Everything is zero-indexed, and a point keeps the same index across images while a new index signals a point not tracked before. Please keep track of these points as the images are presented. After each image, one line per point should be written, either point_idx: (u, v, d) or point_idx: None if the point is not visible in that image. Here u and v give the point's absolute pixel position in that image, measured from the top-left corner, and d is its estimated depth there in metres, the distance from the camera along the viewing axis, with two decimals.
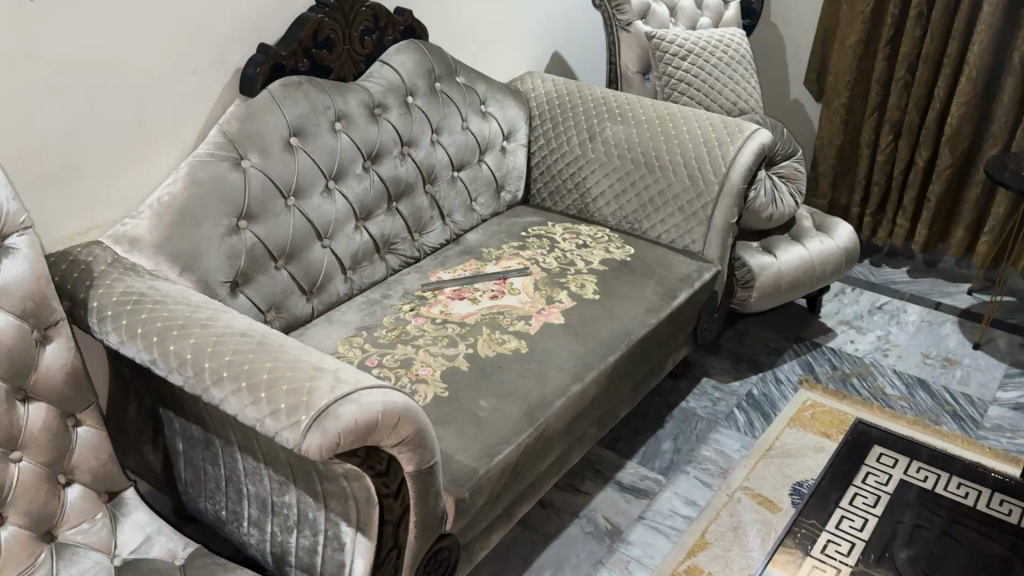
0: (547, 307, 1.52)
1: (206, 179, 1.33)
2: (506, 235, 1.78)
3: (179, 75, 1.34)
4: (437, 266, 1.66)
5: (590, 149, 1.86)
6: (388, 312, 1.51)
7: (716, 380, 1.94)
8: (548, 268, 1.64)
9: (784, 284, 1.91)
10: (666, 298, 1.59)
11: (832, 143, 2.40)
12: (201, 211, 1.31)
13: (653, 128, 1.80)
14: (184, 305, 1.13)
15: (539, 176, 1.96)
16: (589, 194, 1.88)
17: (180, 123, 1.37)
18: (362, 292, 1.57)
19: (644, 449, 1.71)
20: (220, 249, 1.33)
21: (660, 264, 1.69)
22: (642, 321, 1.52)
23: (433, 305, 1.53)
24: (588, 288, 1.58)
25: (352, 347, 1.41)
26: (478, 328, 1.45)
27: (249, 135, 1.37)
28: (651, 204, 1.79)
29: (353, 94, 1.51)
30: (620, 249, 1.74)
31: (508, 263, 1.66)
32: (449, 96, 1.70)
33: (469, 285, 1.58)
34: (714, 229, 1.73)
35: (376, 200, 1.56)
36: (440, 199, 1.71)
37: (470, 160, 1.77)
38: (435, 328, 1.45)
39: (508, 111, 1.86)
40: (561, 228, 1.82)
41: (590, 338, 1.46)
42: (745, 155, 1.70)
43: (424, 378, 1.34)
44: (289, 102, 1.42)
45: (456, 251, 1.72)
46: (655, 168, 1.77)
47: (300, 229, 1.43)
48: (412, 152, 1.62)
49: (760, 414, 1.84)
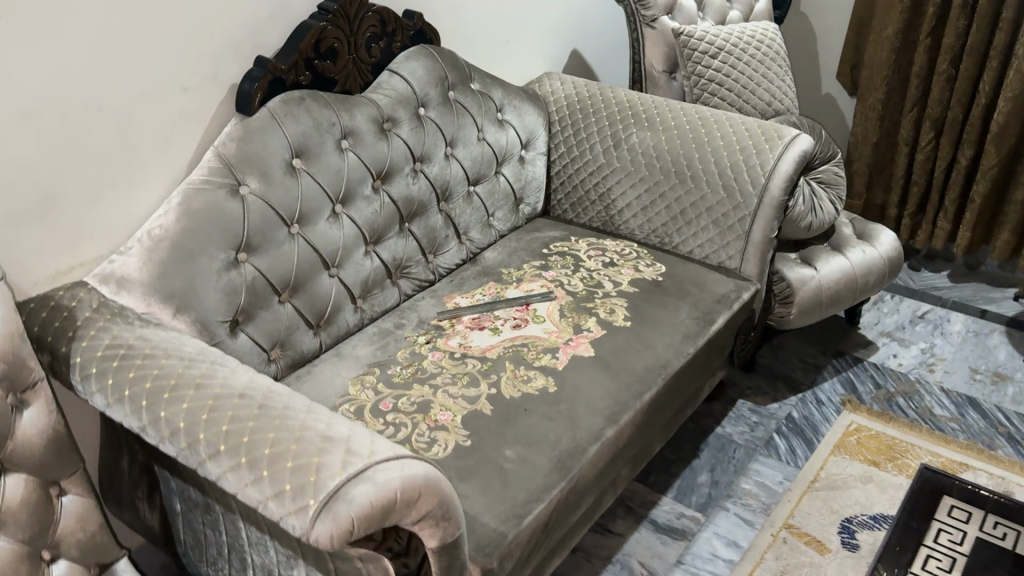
0: (575, 337, 1.40)
1: (201, 209, 1.21)
2: (527, 252, 1.65)
3: (169, 93, 1.21)
4: (454, 290, 1.54)
5: (615, 158, 1.72)
6: (402, 345, 1.39)
7: (753, 402, 1.82)
8: (574, 290, 1.52)
9: (824, 299, 1.78)
10: (704, 323, 1.47)
11: (868, 140, 2.26)
12: (197, 245, 1.19)
13: (683, 135, 1.66)
14: (177, 358, 1.01)
15: (560, 187, 1.83)
16: (613, 205, 1.74)
17: (170, 147, 1.24)
18: (374, 322, 1.46)
19: (679, 484, 1.60)
20: (218, 286, 1.21)
21: (694, 284, 1.56)
22: (679, 351, 1.40)
23: (452, 335, 1.41)
24: (619, 314, 1.46)
25: (364, 388, 1.29)
26: (502, 363, 1.33)
27: (247, 159, 1.25)
28: (683, 217, 1.66)
29: (361, 108, 1.38)
30: (650, 266, 1.61)
31: (530, 286, 1.53)
32: (463, 105, 1.57)
33: (489, 313, 1.46)
34: (752, 244, 1.60)
35: (387, 222, 1.43)
36: (455, 217, 1.58)
37: (487, 173, 1.64)
38: (455, 364, 1.33)
39: (526, 119, 1.73)
40: (586, 243, 1.69)
41: (623, 372, 1.33)
42: (786, 164, 1.57)
43: (444, 425, 1.22)
44: (291, 120, 1.29)
45: (474, 273, 1.59)
46: (687, 178, 1.64)
47: (305, 259, 1.31)
48: (426, 168, 1.49)
49: (801, 440, 1.72)
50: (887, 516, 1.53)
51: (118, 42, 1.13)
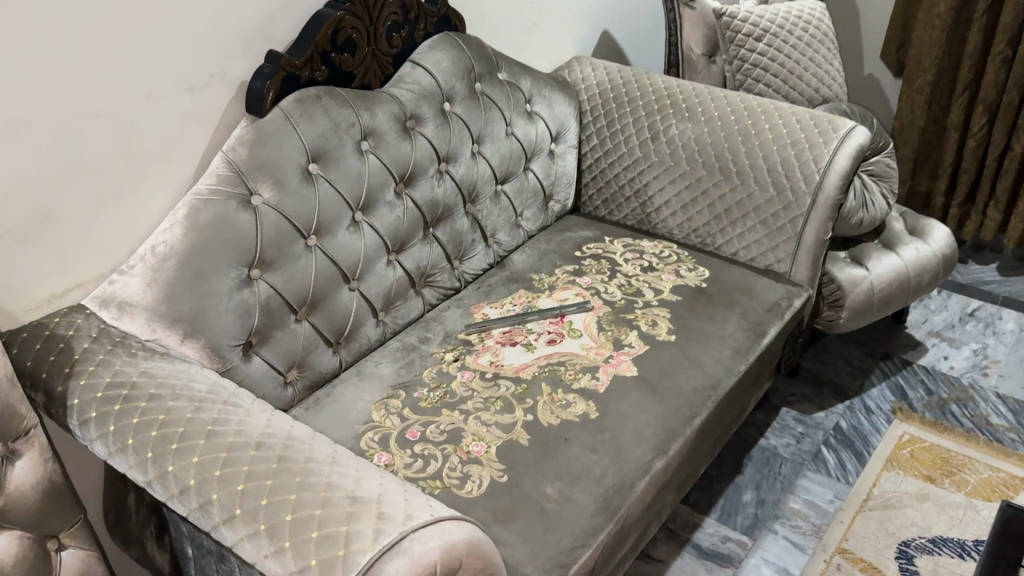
0: (616, 353, 1.29)
1: (209, 222, 1.10)
2: (558, 255, 1.54)
3: (173, 94, 1.10)
4: (482, 299, 1.43)
5: (653, 152, 1.60)
6: (428, 364, 1.29)
7: (797, 411, 1.71)
8: (612, 299, 1.41)
9: (875, 301, 1.66)
10: (754, 336, 1.35)
11: (915, 125, 2.13)
12: (205, 263, 1.09)
13: (728, 127, 1.54)
14: (186, 399, 0.91)
15: (592, 182, 1.71)
16: (650, 202, 1.63)
17: (176, 153, 1.13)
18: (398, 337, 1.35)
19: (722, 503, 1.50)
20: (228, 308, 1.10)
21: (741, 290, 1.45)
22: (729, 369, 1.29)
23: (482, 352, 1.30)
24: (662, 326, 1.35)
25: (389, 413, 1.19)
26: (538, 385, 1.22)
27: (259, 166, 1.14)
28: (727, 216, 1.54)
29: (382, 104, 1.27)
30: (693, 271, 1.49)
31: (564, 295, 1.42)
32: (491, 98, 1.44)
33: (521, 325, 1.35)
34: (804, 246, 1.48)
35: (411, 228, 1.32)
36: (483, 219, 1.47)
37: (516, 170, 1.52)
38: (486, 387, 1.23)
39: (557, 109, 1.61)
40: (621, 244, 1.57)
41: (670, 394, 1.22)
42: (842, 159, 1.45)
43: (477, 457, 1.11)
44: (307, 122, 1.18)
45: (502, 279, 1.48)
46: (732, 173, 1.52)
47: (323, 273, 1.20)
48: (451, 168, 1.37)
49: (849, 453, 1.62)
50: (947, 539, 1.43)
51: (115, 40, 1.02)
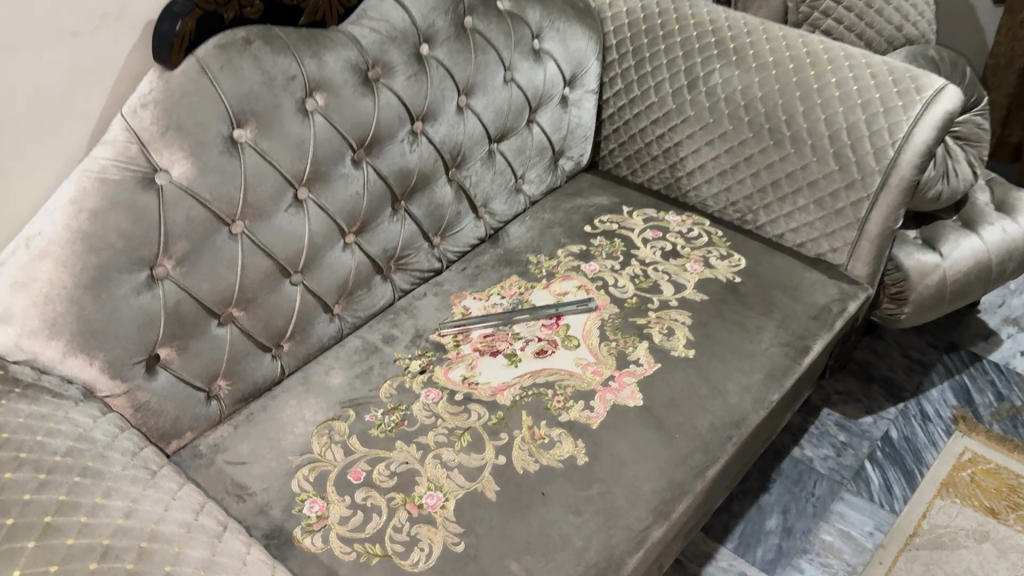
0: (619, 374, 1.04)
1: (101, 210, 0.86)
2: (564, 230, 1.28)
3: (50, 41, 0.84)
4: (464, 287, 1.19)
5: (688, 103, 1.31)
6: (389, 374, 1.06)
7: (841, 414, 1.47)
8: (622, 296, 1.16)
9: (947, 294, 1.38)
10: (793, 355, 1.10)
11: (1014, 66, 1.78)
12: (94, 263, 0.85)
13: (783, 78, 1.23)
14: (29, 470, 0.69)
15: (613, 134, 1.42)
16: (681, 165, 1.35)
17: (63, 116, 0.88)
18: (357, 334, 1.12)
19: (741, 530, 1.29)
20: (125, 317, 0.88)
21: (783, 288, 1.19)
22: (759, 400, 1.04)
23: (455, 363, 1.06)
24: (679, 336, 1.10)
25: (331, 442, 0.97)
26: (518, 414, 0.99)
27: (165, 135, 0.88)
28: (774, 190, 1.26)
29: (336, 50, 0.99)
30: (725, 258, 1.23)
31: (563, 286, 1.17)
32: (485, 35, 1.16)
33: (507, 327, 1.11)
34: (866, 236, 1.20)
35: (373, 205, 1.07)
36: (471, 187, 1.21)
37: (517, 125, 1.25)
38: (454, 413, 1.00)
39: (574, 46, 1.31)
40: (640, 218, 1.31)
41: (681, 435, 0.98)
42: (926, 129, 1.14)
43: (430, 515, 0.89)
44: (230, 75, 0.91)
45: (492, 260, 1.23)
46: (785, 138, 1.23)
47: (252, 267, 0.97)
48: (429, 128, 1.11)
49: (897, 472, 1.38)
50: None
51: None
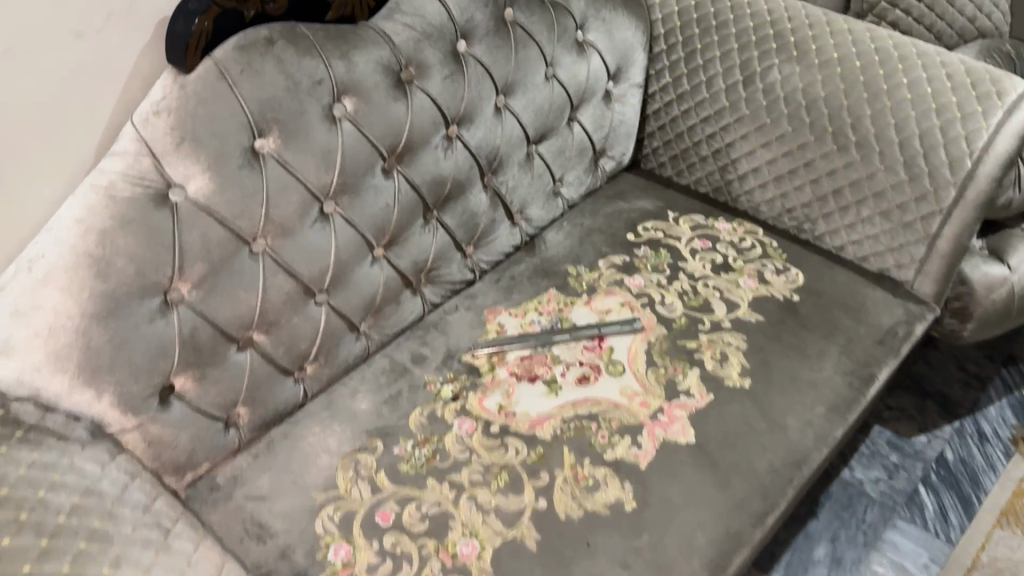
0: (668, 406, 0.96)
1: (111, 232, 0.78)
2: (605, 238, 1.20)
3: (52, 43, 0.76)
4: (499, 301, 1.11)
5: (742, 101, 1.21)
6: (419, 400, 0.98)
7: (893, 432, 1.39)
8: (670, 315, 1.07)
9: (1012, 309, 1.30)
10: (856, 386, 1.01)
11: None
12: (103, 290, 0.78)
13: (849, 77, 1.13)
14: (30, 535, 0.62)
15: (658, 131, 1.33)
16: (733, 167, 1.25)
17: (68, 126, 0.80)
18: (384, 353, 1.05)
19: (788, 560, 1.21)
20: (137, 347, 0.80)
21: (844, 308, 1.10)
22: (821, 437, 0.96)
23: (490, 389, 0.99)
24: (733, 363, 1.02)
25: (357, 478, 0.90)
26: (560, 450, 0.92)
27: (179, 147, 0.81)
28: (835, 199, 1.17)
29: (366, 50, 0.90)
30: (781, 273, 1.14)
31: (606, 302, 1.09)
32: (526, 29, 1.06)
33: (546, 349, 1.03)
34: (935, 252, 1.11)
35: (404, 217, 0.99)
36: (508, 193, 1.13)
37: (557, 124, 1.16)
38: (490, 448, 0.92)
39: (619, 37, 1.21)
40: (687, 226, 1.22)
41: (737, 477, 0.90)
42: (1007, 138, 1.04)
43: (465, 566, 0.82)
44: (250, 79, 0.83)
45: (529, 271, 1.15)
46: (849, 143, 1.13)
47: (274, 288, 0.89)
48: (465, 132, 1.02)
49: (953, 497, 1.30)
50: None
51: None
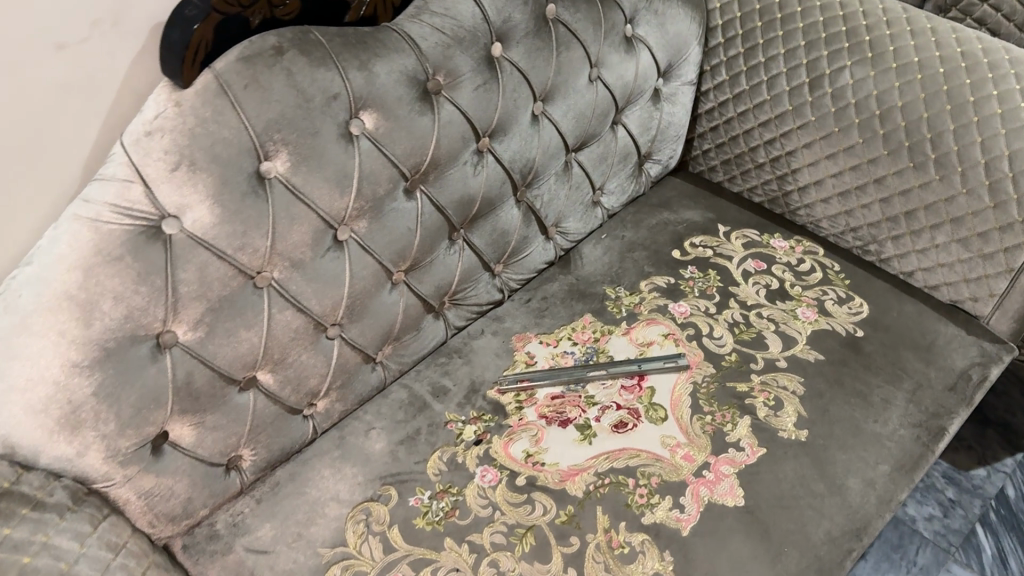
0: (715, 461, 0.87)
1: (96, 270, 0.69)
2: (648, 255, 1.09)
3: (29, 56, 0.66)
4: (529, 326, 1.01)
5: (807, 106, 1.09)
6: (438, 441, 0.90)
7: (949, 463, 1.30)
8: (718, 350, 0.97)
9: None
10: (924, 441, 0.91)
11: None
12: (87, 336, 0.69)
13: (931, 85, 1.00)
14: None
15: (709, 132, 1.21)
16: (792, 178, 1.14)
17: (51, 146, 0.71)
18: (402, 383, 0.96)
19: None
20: (126, 397, 0.72)
21: (913, 347, 0.99)
22: (884, 502, 0.86)
23: (517, 434, 0.90)
24: (788, 410, 0.92)
25: (368, 533, 0.82)
26: (592, 511, 0.83)
27: (174, 173, 0.71)
28: (908, 221, 1.05)
29: (390, 58, 0.79)
30: (843, 304, 1.03)
31: (648, 331, 0.99)
32: (570, 27, 0.94)
33: (580, 387, 0.94)
34: (1019, 289, 0.99)
35: (426, 240, 0.89)
36: (543, 207, 1.02)
37: (600, 129, 1.05)
38: (515, 504, 0.84)
39: (672, 30, 1.08)
40: (739, 243, 1.11)
41: (789, 550, 0.81)
42: None
43: None
44: (256, 95, 0.73)
45: (563, 292, 1.05)
46: (927, 161, 1.01)
47: (280, 324, 0.80)
48: (498, 145, 0.91)
49: (1014, 540, 1.20)
50: None
51: None
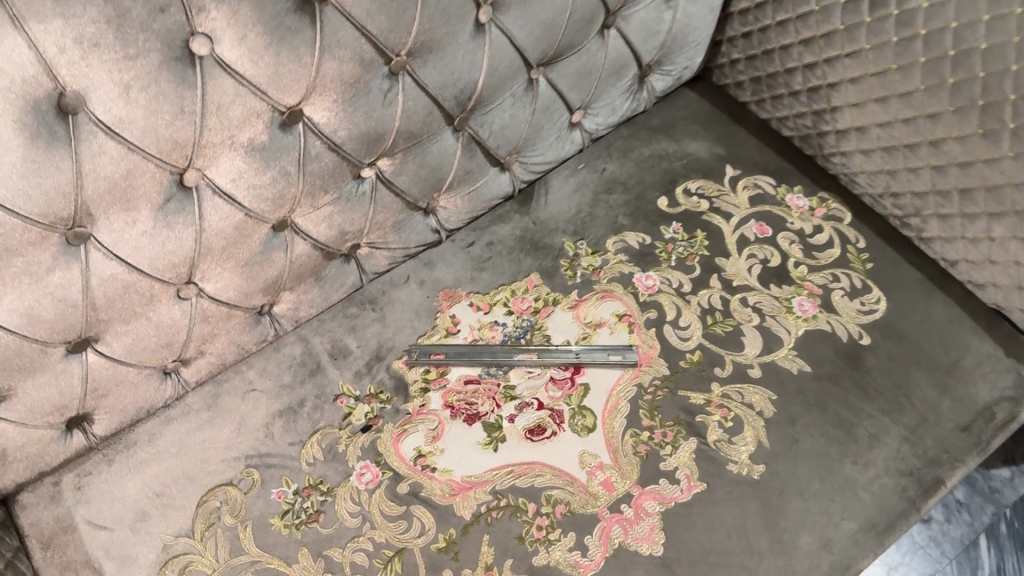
0: (639, 495, 0.72)
1: None
2: (627, 200, 0.88)
3: None
4: (461, 280, 0.84)
5: (864, 29, 0.82)
6: (321, 419, 0.76)
7: None
8: (680, 345, 0.79)
9: None
10: (910, 496, 0.74)
11: None
12: None
13: None
14: None
15: (741, 39, 0.93)
16: (830, 117, 0.89)
17: None
18: (298, 336, 0.82)
19: None
20: None
21: (929, 368, 0.79)
22: (836, 571, 0.70)
23: (413, 425, 0.75)
24: (746, 437, 0.75)
25: (218, 526, 0.72)
26: (476, 541, 0.70)
27: None
28: (963, 200, 0.81)
29: None
30: (853, 298, 0.83)
31: (600, 309, 0.81)
32: None
33: (501, 374, 0.78)
34: None
35: (313, 182, 0.71)
36: (494, 137, 0.81)
37: (581, 40, 0.81)
38: (388, 517, 0.71)
39: None
40: (745, 197, 0.89)
41: None
42: None
43: None
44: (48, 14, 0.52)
45: (511, 239, 0.86)
46: (1003, 130, 0.75)
47: (103, 291, 0.66)
48: (420, 67, 0.70)
49: (1019, 562, 1.04)
50: None
51: None
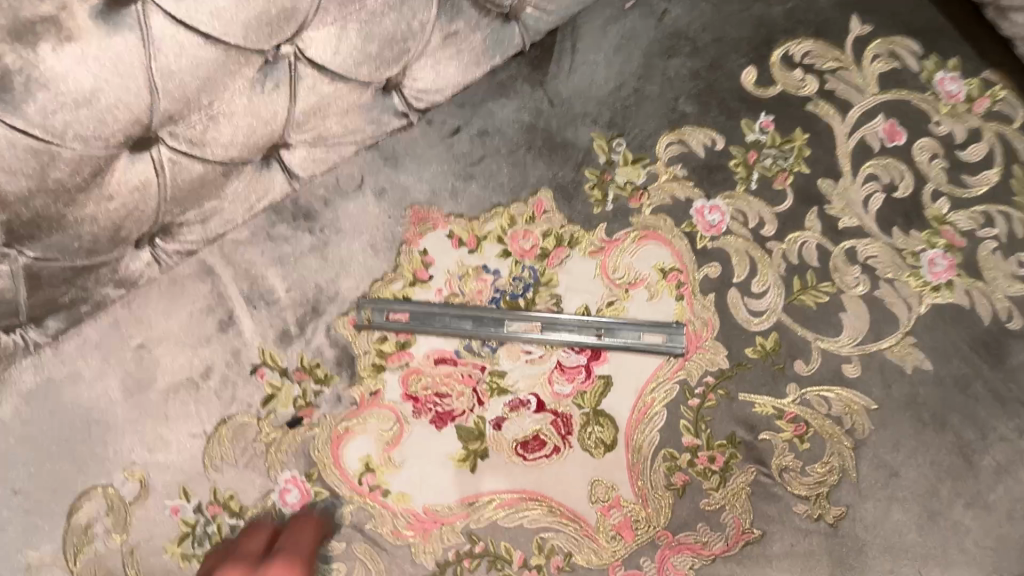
0: (666, 544, 0.52)
1: None
2: (695, 70, 0.58)
3: None
4: (438, 192, 0.58)
5: None
6: (234, 401, 0.55)
7: None
8: (748, 322, 0.55)
9: None
10: None
11: None
12: None
13: None
14: None
15: None
16: None
17: None
18: (201, 266, 0.57)
19: None
20: None
21: None
22: None
23: (360, 423, 0.54)
24: (824, 466, 0.53)
25: (99, 547, 0.54)
26: None
27: None
28: None
29: None
30: (1011, 253, 0.56)
31: (639, 256, 0.56)
32: None
33: (488, 352, 0.55)
34: None
35: (183, 91, 0.43)
36: None
37: None
38: (322, 557, 0.53)
39: None
40: (873, 73, 0.58)
41: None
42: None
43: None
44: None
45: (515, 128, 0.58)
46: None
47: None
48: None
49: None
50: None
51: None
